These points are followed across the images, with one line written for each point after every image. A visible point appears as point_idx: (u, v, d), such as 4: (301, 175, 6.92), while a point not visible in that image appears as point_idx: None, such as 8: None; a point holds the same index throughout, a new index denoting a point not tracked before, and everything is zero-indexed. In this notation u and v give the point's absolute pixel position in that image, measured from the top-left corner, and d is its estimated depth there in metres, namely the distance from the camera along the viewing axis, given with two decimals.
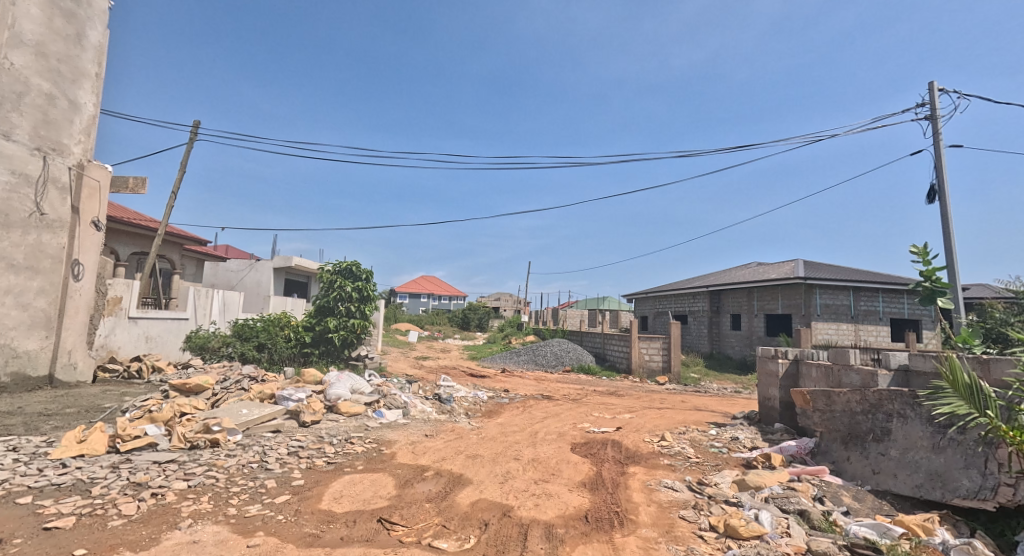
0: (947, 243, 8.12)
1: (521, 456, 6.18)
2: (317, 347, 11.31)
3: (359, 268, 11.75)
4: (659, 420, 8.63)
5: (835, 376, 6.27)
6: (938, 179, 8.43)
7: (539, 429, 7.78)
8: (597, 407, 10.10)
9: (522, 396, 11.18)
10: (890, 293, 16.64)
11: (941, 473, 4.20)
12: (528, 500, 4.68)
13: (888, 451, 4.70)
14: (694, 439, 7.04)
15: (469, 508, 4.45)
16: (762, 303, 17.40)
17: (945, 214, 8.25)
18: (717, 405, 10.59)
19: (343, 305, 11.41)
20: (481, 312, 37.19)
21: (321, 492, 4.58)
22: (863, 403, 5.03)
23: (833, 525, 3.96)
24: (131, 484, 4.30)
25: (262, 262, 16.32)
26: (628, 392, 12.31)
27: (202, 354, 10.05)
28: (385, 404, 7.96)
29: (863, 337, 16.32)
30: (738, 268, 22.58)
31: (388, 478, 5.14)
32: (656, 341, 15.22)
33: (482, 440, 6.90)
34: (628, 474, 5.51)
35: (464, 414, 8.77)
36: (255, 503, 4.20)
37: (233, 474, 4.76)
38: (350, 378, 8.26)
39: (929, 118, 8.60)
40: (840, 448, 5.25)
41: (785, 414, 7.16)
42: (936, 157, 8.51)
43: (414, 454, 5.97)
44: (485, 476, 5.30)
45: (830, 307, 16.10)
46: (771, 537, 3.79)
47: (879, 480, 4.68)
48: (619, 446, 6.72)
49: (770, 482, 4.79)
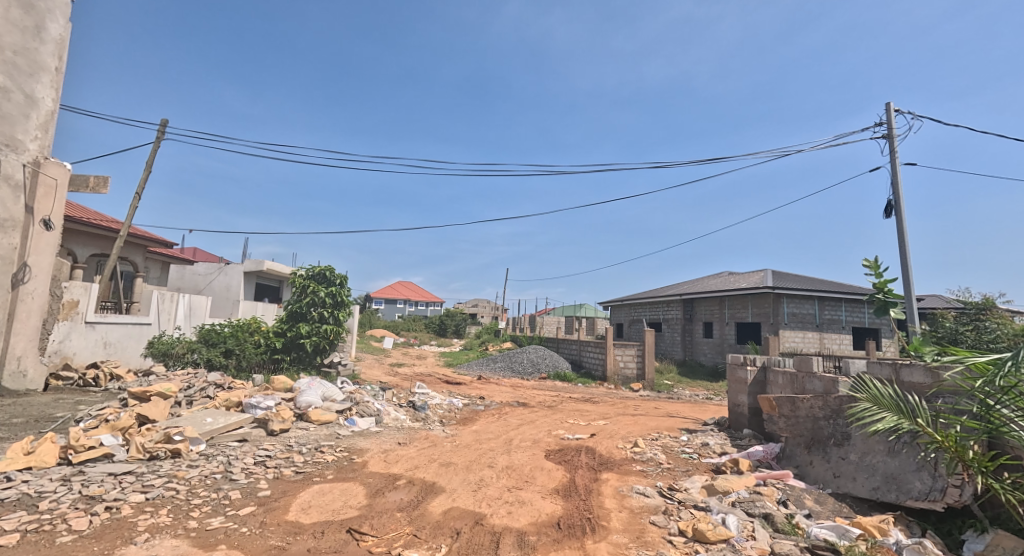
0: (902, 256, 8.48)
1: (495, 463, 6.16)
2: (288, 353, 11.06)
3: (333, 273, 11.60)
4: (632, 426, 8.75)
5: (800, 383, 6.48)
6: (894, 195, 8.81)
7: (514, 437, 7.77)
8: (572, 413, 10.16)
9: (498, 403, 11.16)
10: (853, 303, 17.30)
11: (896, 476, 4.34)
12: (501, 508, 4.66)
13: (848, 455, 4.88)
14: (666, 445, 7.14)
15: (442, 517, 4.42)
16: (733, 312, 17.84)
17: (901, 229, 8.62)
18: (689, 412, 10.78)
19: (315, 311, 11.25)
20: (459, 318, 37.08)
21: (289, 502, 4.47)
22: (825, 409, 5.29)
23: (796, 527, 4.07)
24: (83, 497, 4.11)
25: (232, 266, 15.79)
26: (602, 399, 12.43)
27: (165, 360, 9.70)
28: (357, 412, 7.83)
29: (828, 344, 16.88)
30: (711, 278, 23.00)
31: (359, 487, 5.05)
32: (630, 348, 15.40)
33: (456, 448, 6.86)
34: (600, 481, 5.55)
35: (439, 422, 8.70)
36: (217, 515, 4.07)
37: (195, 485, 4.58)
38: (322, 385, 8.11)
39: (886, 137, 9.00)
40: (804, 453, 5.44)
41: (754, 420, 7.36)
42: (892, 174, 8.89)
43: (386, 463, 5.89)
44: (458, 485, 5.26)
45: (796, 316, 16.63)
46: (737, 540, 3.87)
47: (839, 484, 4.80)
48: (593, 453, 6.76)
49: (737, 487, 4.92)
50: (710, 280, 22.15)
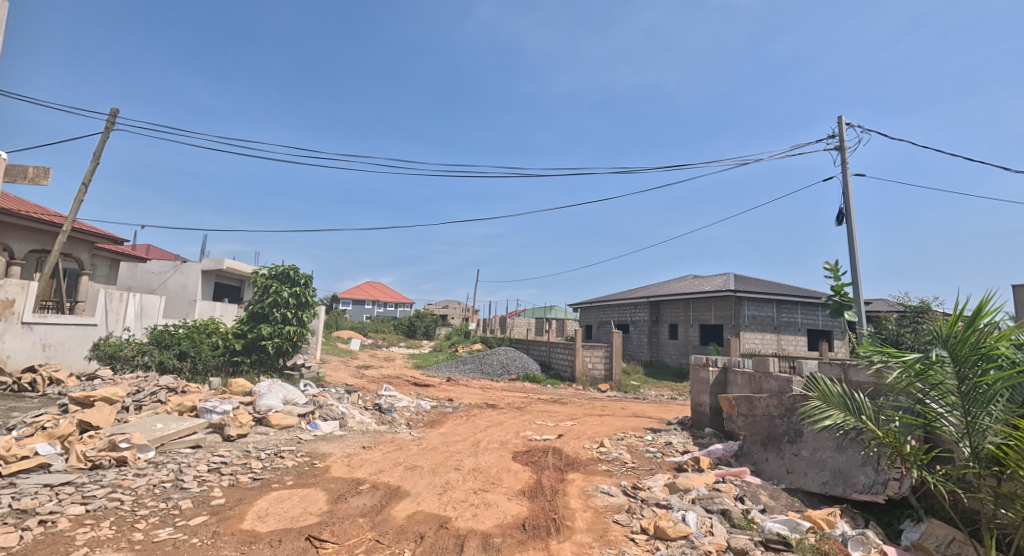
0: (853, 261, 8.88)
1: (462, 466, 6.11)
2: (248, 355, 10.67)
3: (297, 273, 11.30)
4: (599, 426, 8.85)
5: (757, 383, 6.69)
6: (845, 204, 9.22)
7: (482, 438, 7.73)
8: (540, 415, 10.20)
9: (466, 405, 11.09)
10: (808, 306, 18.04)
11: (843, 471, 4.54)
12: (466, 510, 4.62)
13: (800, 451, 5.08)
14: (631, 445, 7.25)
15: (406, 521, 4.34)
16: (697, 314, 18.31)
17: (852, 235, 9.02)
18: (654, 412, 11.00)
19: (277, 311, 10.93)
20: (428, 319, 36.73)
21: (244, 510, 4.31)
22: (780, 407, 5.50)
23: (751, 522, 4.19)
24: (15, 511, 3.85)
25: (188, 264, 15.25)
26: (571, 399, 12.54)
27: (112, 363, 9.16)
28: (321, 415, 7.63)
29: (785, 346, 17.54)
30: (677, 281, 23.52)
31: (320, 492, 4.91)
32: (599, 350, 15.57)
33: (422, 451, 6.76)
34: (567, 481, 5.58)
35: (406, 424, 8.58)
36: (166, 526, 3.88)
37: (142, 495, 4.36)
38: (283, 388, 7.86)
39: (838, 148, 9.41)
40: (759, 450, 5.62)
41: (715, 419, 7.56)
42: (844, 184, 9.30)
43: (349, 468, 5.75)
44: (423, 488, 5.19)
45: (756, 318, 17.21)
46: (695, 536, 3.96)
47: (792, 479, 4.98)
48: (560, 453, 6.80)
49: (698, 484, 5.04)
50: (676, 283, 22.66)
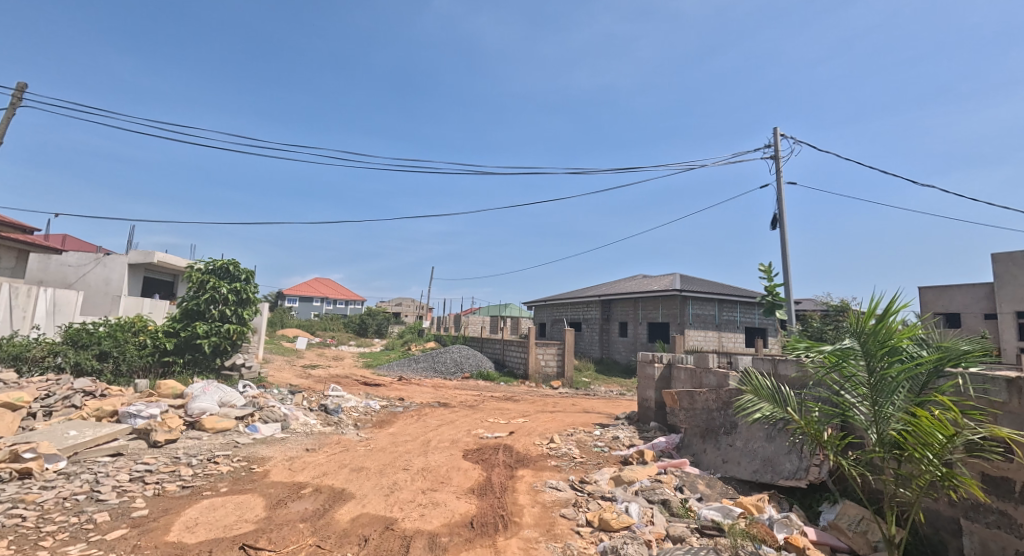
0: (785, 263, 9.43)
1: (410, 466, 5.99)
2: (181, 355, 10.06)
3: (237, 268, 10.86)
4: (550, 422, 8.95)
5: (698, 378, 6.97)
6: (779, 210, 9.77)
7: (432, 438, 7.63)
8: (492, 412, 10.19)
9: (417, 404, 10.92)
10: (747, 305, 19.02)
11: (772, 459, 4.81)
12: (413, 511, 4.53)
13: (735, 442, 5.34)
14: (580, 440, 7.37)
15: (349, 524, 4.21)
16: (646, 312, 18.88)
17: (784, 239, 9.58)
18: (604, 407, 11.25)
19: (215, 308, 10.38)
20: (380, 317, 35.92)
21: (170, 521, 4.03)
22: (718, 401, 5.76)
23: (689, 510, 4.36)
24: None
25: (112, 256, 14.11)
26: (523, 397, 12.61)
27: (16, 364, 8.04)
28: (261, 418, 7.27)
29: (725, 342, 18.41)
30: (627, 280, 24.18)
31: (257, 498, 4.67)
32: (552, 347, 15.76)
33: (370, 452, 6.59)
34: (516, 478, 5.59)
35: (353, 425, 8.33)
36: (77, 543, 3.56)
37: (49, 510, 3.99)
38: (219, 389, 7.42)
39: (773, 157, 9.96)
40: (699, 442, 5.85)
41: (659, 413, 7.82)
42: (778, 190, 9.85)
43: (291, 471, 5.51)
44: (369, 490, 5.05)
45: (700, 317, 17.95)
46: (637, 526, 4.07)
47: (726, 468, 5.22)
48: (511, 450, 6.82)
49: (641, 476, 5.18)
50: (626, 282, 23.28)
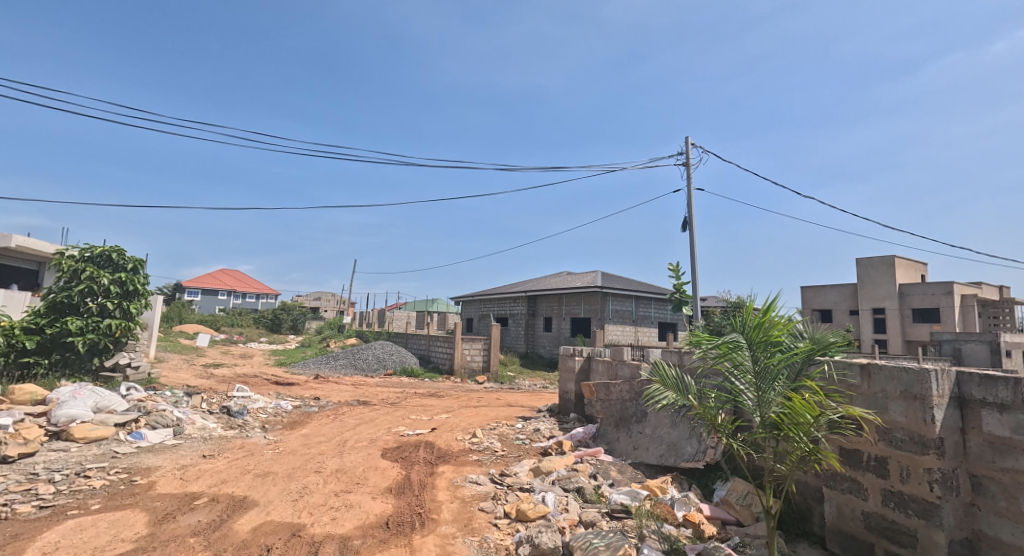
0: (693, 263, 10.06)
1: (323, 468, 5.64)
2: (47, 355, 8.74)
3: (123, 257, 9.69)
4: (473, 417, 8.88)
5: (614, 370, 7.22)
6: (688, 213, 10.40)
7: (349, 437, 7.26)
8: (415, 409, 9.93)
9: (335, 403, 10.37)
10: (661, 301, 20.17)
11: (676, 443, 5.08)
12: (324, 515, 4.25)
13: (645, 429, 5.58)
14: (502, 434, 7.37)
15: (250, 534, 3.86)
16: (569, 307, 19.39)
17: (693, 240, 10.21)
18: (527, 401, 11.38)
19: (92, 301, 9.15)
20: (296, 312, 33.84)
21: (23, 547, 3.45)
22: (631, 391, 5.99)
23: (601, 496, 4.48)
24: None
25: None
26: (447, 392, 12.44)
27: None
28: (148, 424, 6.48)
29: (642, 336, 19.40)
30: (552, 277, 24.72)
31: (140, 514, 4.15)
32: (477, 342, 15.70)
33: (278, 455, 6.13)
34: (436, 474, 5.45)
35: (261, 428, 7.73)
36: None
37: None
38: (93, 393, 6.54)
39: (684, 163, 10.58)
40: (613, 430, 6.06)
41: (578, 405, 8.02)
42: (688, 195, 10.48)
43: (183, 481, 4.97)
44: (275, 496, 4.67)
45: (619, 312, 18.75)
46: (552, 514, 4.11)
47: (636, 454, 5.45)
48: (432, 447, 6.65)
49: (559, 466, 5.26)
50: (551, 279, 23.78)
